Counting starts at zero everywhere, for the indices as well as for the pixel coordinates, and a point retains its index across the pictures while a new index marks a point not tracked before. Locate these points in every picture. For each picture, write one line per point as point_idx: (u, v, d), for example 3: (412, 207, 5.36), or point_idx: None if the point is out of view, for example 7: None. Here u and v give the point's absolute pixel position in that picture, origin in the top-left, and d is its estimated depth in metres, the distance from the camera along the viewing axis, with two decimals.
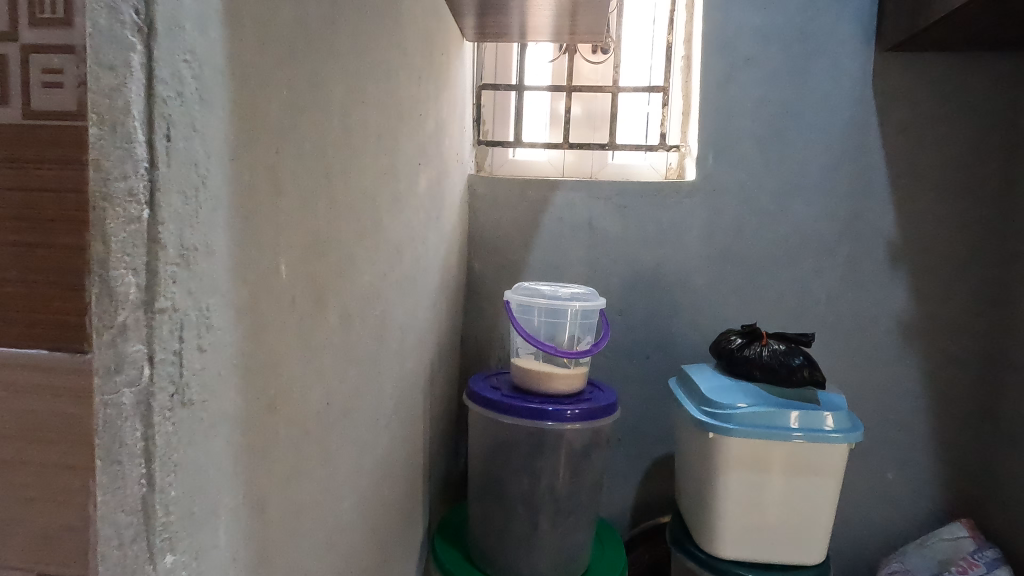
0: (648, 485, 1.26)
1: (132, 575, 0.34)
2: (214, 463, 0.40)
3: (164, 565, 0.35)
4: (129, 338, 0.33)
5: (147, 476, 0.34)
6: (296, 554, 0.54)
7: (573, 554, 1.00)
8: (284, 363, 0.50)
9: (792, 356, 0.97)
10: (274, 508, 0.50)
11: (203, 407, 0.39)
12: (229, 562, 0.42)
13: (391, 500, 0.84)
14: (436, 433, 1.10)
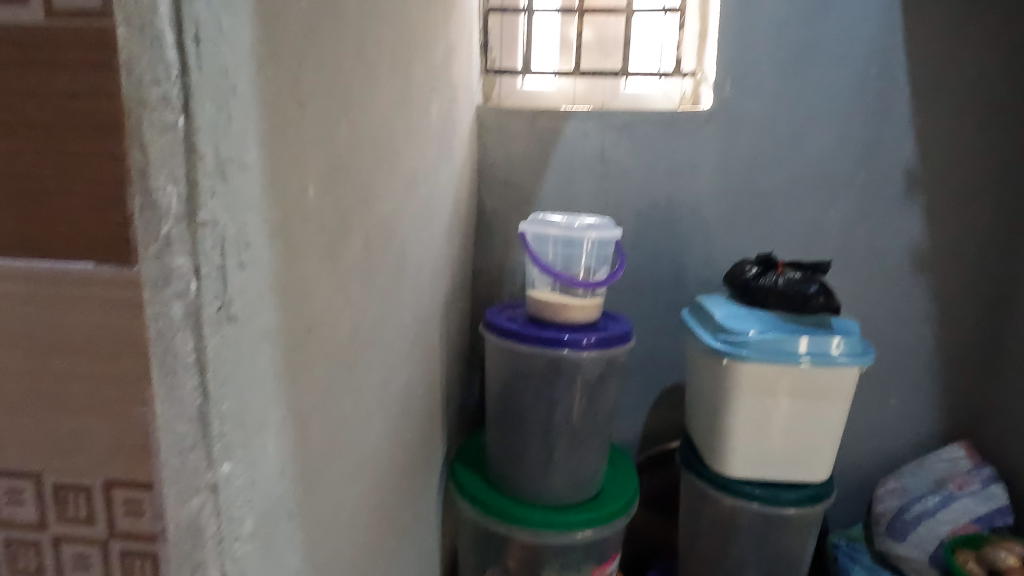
0: (658, 413, 1.30)
1: (193, 481, 0.35)
2: (260, 379, 0.41)
3: (222, 473, 0.36)
4: (174, 251, 0.33)
5: (201, 387, 0.34)
6: (335, 470, 0.56)
7: (588, 475, 1.04)
8: (316, 286, 0.50)
9: (809, 284, 0.97)
10: (315, 426, 0.51)
11: (248, 324, 0.39)
12: (279, 474, 0.44)
13: (415, 425, 0.86)
14: (452, 365, 1.12)
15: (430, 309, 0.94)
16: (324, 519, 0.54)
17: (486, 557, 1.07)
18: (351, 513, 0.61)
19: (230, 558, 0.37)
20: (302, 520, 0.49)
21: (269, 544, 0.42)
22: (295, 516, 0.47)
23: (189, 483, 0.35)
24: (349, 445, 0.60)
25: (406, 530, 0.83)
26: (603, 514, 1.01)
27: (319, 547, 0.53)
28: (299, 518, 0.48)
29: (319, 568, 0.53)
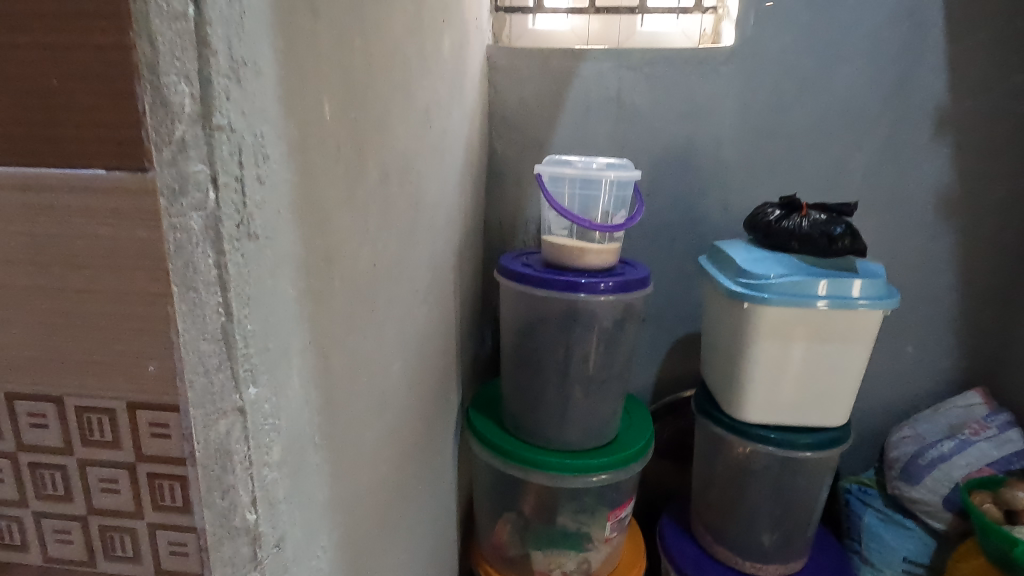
0: (672, 362, 1.30)
1: (220, 402, 0.34)
2: (284, 304, 0.39)
3: (249, 398, 0.34)
4: (190, 157, 0.30)
5: (224, 306, 0.32)
6: (358, 406, 0.55)
7: (605, 422, 1.04)
8: (334, 214, 0.48)
9: (834, 225, 0.95)
10: (337, 360, 0.50)
11: (268, 244, 0.37)
12: (305, 402, 0.43)
13: (431, 370, 0.86)
14: (466, 314, 1.10)
15: (444, 253, 0.92)
16: (348, 454, 0.53)
17: (502, 501, 1.08)
18: (374, 452, 0.61)
19: (261, 485, 0.36)
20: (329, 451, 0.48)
21: (298, 473, 0.42)
22: (321, 448, 0.46)
23: (215, 405, 0.34)
24: (371, 383, 0.59)
25: (425, 473, 0.84)
26: (619, 458, 1.01)
27: (345, 480, 0.52)
28: (325, 449, 0.47)
29: (346, 502, 0.52)
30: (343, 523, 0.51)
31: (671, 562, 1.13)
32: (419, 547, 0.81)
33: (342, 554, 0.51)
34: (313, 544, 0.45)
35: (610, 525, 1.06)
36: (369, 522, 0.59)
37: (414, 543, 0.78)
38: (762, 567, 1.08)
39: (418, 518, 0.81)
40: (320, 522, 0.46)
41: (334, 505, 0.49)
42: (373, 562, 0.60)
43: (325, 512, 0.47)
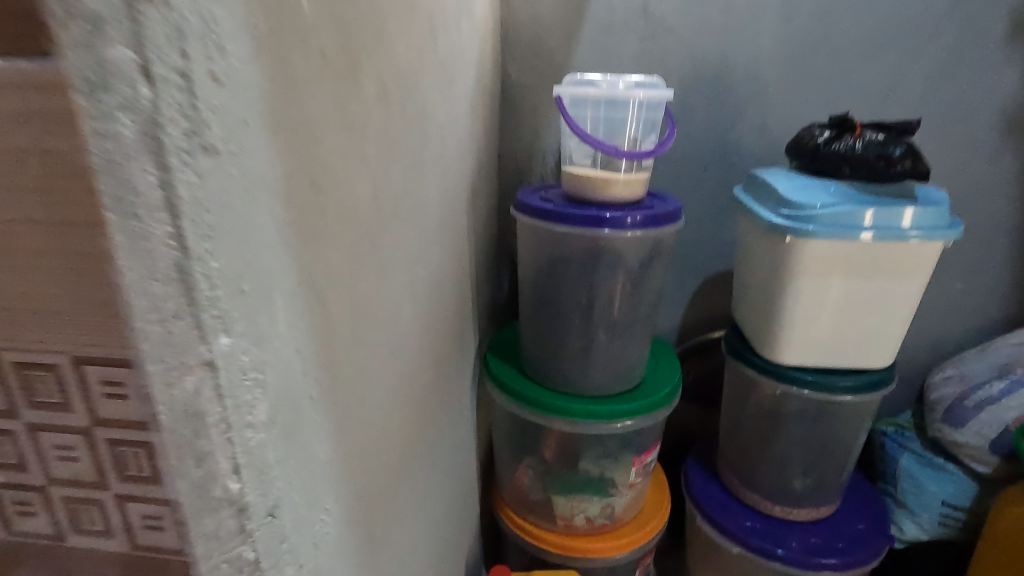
0: (700, 302, 1.22)
1: (184, 355, 0.28)
2: (258, 237, 0.32)
3: (220, 348, 0.29)
4: (109, 38, 0.23)
5: (175, 236, 0.26)
6: (363, 355, 0.50)
7: (631, 366, 0.99)
8: (323, 132, 0.41)
9: (892, 146, 0.84)
10: (336, 304, 0.43)
11: (234, 162, 0.30)
12: (295, 354, 0.37)
13: (446, 314, 0.80)
14: (482, 254, 1.03)
15: (456, 188, 0.84)
16: (353, 409, 0.47)
17: (523, 447, 1.05)
18: (384, 403, 0.56)
19: (245, 449, 0.31)
20: (330, 406, 0.43)
21: (293, 433, 0.36)
22: (320, 403, 0.41)
23: (180, 358, 0.28)
24: (378, 330, 0.53)
25: (442, 423, 0.80)
26: (646, 404, 0.96)
27: (352, 437, 0.47)
28: (325, 404, 0.42)
29: (354, 459, 0.48)
30: (352, 482, 0.47)
31: (697, 507, 1.10)
32: (439, 497, 0.78)
33: (353, 515, 0.47)
34: (317, 509, 0.40)
35: (634, 471, 1.03)
36: (383, 477, 0.55)
37: (433, 495, 0.75)
38: (793, 511, 1.04)
39: (437, 469, 0.77)
40: (324, 484, 0.41)
41: (340, 464, 0.45)
42: (389, 518, 0.57)
43: (329, 473, 0.42)
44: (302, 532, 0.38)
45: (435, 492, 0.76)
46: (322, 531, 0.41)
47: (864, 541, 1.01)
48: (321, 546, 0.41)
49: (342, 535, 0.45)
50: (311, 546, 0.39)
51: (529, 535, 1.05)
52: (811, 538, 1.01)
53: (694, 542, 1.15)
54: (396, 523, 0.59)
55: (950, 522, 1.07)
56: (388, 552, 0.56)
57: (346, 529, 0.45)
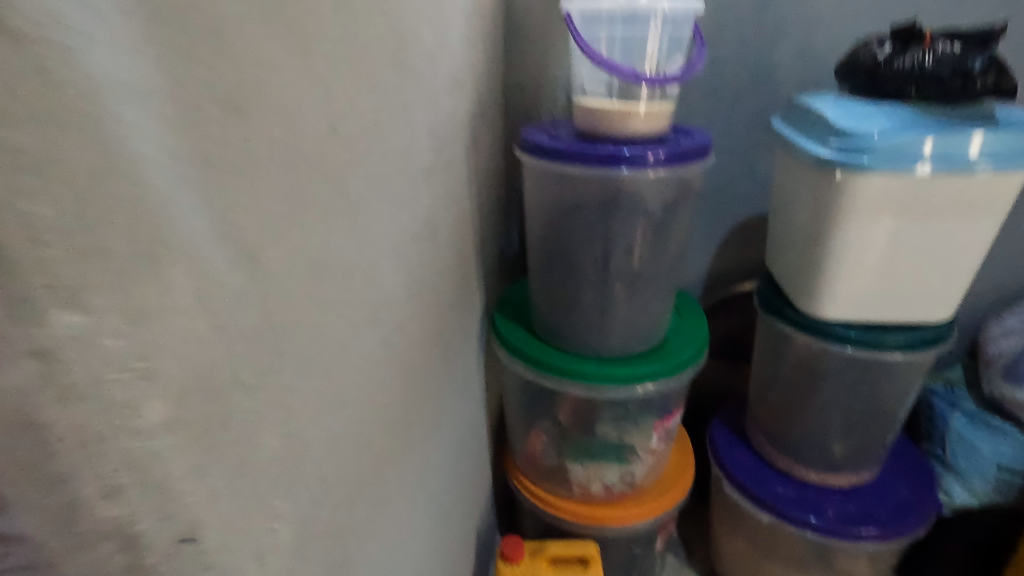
0: (729, 251, 1.11)
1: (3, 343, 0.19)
2: (140, 176, 0.23)
3: (63, 330, 0.20)
4: None
5: None
6: (328, 326, 0.41)
7: (652, 324, 0.90)
8: (260, 41, 0.30)
9: (971, 60, 0.70)
10: (283, 266, 0.34)
11: (89, 63, 0.20)
12: (213, 333, 0.28)
13: (443, 271, 0.71)
14: (486, 202, 0.93)
15: (451, 126, 0.73)
16: (317, 392, 0.39)
17: (536, 412, 0.98)
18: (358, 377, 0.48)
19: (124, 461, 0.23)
20: (278, 392, 0.34)
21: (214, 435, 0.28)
22: (263, 390, 0.33)
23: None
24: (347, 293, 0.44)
25: (442, 391, 0.72)
26: (670, 366, 0.88)
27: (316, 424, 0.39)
28: (270, 391, 0.34)
29: (320, 450, 0.40)
30: (316, 476, 0.39)
31: (724, 472, 1.02)
32: (440, 471, 0.71)
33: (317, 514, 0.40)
34: (262, 520, 0.32)
35: (655, 436, 0.96)
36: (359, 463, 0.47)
37: (431, 470, 0.68)
38: (829, 476, 0.97)
39: (437, 442, 0.70)
40: (273, 487, 0.34)
41: (299, 459, 0.37)
42: (371, 506, 0.49)
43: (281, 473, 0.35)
44: (238, 553, 0.30)
45: (433, 467, 0.69)
46: (272, 543, 0.34)
47: (907, 510, 0.93)
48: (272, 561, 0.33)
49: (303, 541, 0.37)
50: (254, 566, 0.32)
51: (542, 502, 0.99)
52: (848, 507, 0.94)
53: (718, 506, 1.09)
54: (382, 510, 0.52)
55: (1005, 488, 0.97)
56: (370, 543, 0.50)
57: (308, 532, 0.38)
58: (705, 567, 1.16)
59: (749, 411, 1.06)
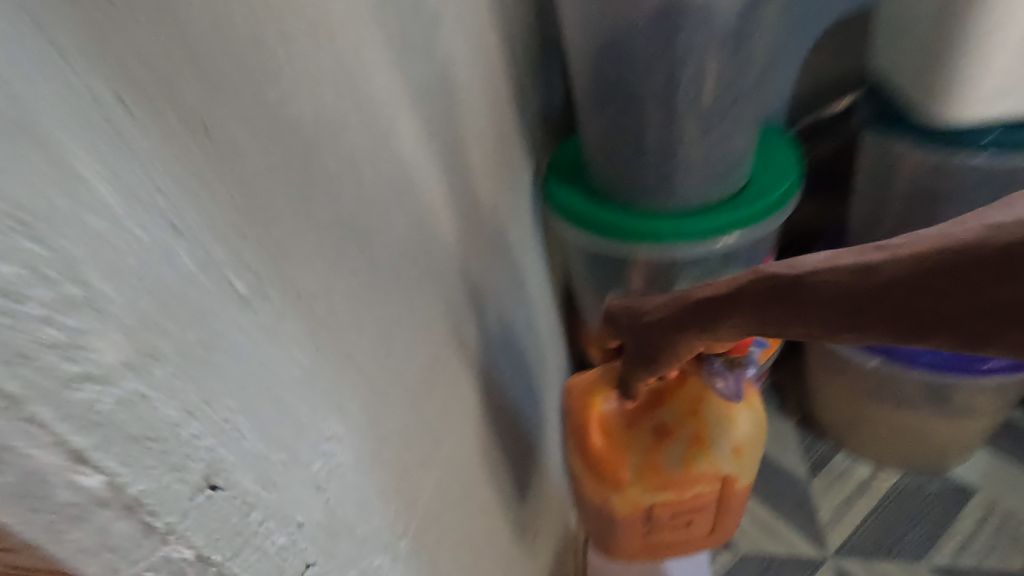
0: (825, 61, 0.87)
1: (29, 478, 0.17)
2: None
3: (75, 398, 0.17)
4: None
5: None
6: (321, 192, 0.30)
7: (731, 162, 0.75)
8: None
9: None
10: (259, 236, 0.25)
11: None
12: (227, 327, 0.23)
13: (492, 147, 0.59)
14: (518, 28, 0.73)
15: None
16: (339, 293, 0.31)
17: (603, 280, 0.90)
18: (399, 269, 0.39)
19: (197, 509, 0.21)
20: (265, 294, 0.26)
21: (271, 432, 0.25)
22: (289, 368, 0.27)
23: None
24: (340, 148, 0.32)
25: (506, 269, 0.61)
26: (753, 210, 0.75)
27: (343, 329, 0.32)
28: (258, 289, 0.25)
29: (354, 357, 0.33)
30: (363, 387, 0.33)
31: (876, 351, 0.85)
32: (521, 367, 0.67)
33: (367, 423, 0.33)
34: (285, 440, 0.26)
35: None
36: (421, 375, 0.41)
37: (505, 360, 0.60)
38: None
39: (509, 325, 0.61)
40: (291, 409, 0.27)
41: (324, 368, 0.30)
42: (437, 408, 0.43)
43: (304, 389, 0.28)
44: (253, 485, 0.24)
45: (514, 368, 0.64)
46: (309, 466, 0.28)
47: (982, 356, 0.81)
48: (309, 486, 0.27)
49: (350, 455, 0.31)
50: (280, 497, 0.25)
51: None
52: None
53: (813, 356, 1.01)
54: (459, 420, 0.48)
55: None
56: (456, 455, 0.47)
57: (354, 445, 0.32)
58: (801, 415, 1.10)
59: (854, 237, 0.88)
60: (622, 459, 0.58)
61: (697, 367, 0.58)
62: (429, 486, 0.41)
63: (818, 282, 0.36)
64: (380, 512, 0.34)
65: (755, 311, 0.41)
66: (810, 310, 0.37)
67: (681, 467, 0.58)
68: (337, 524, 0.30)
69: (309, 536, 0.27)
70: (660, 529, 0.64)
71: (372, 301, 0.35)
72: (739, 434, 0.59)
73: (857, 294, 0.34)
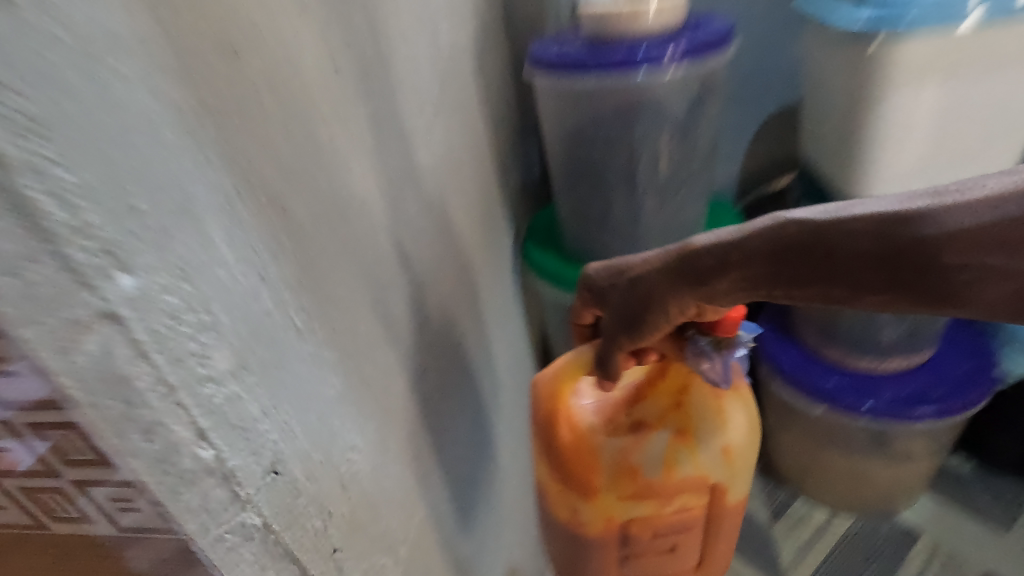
0: (765, 147, 1.01)
1: (170, 452, 0.24)
2: (43, 42, 0.19)
3: (204, 397, 0.25)
4: None
5: (97, 295, 0.21)
6: (352, 255, 0.39)
7: (685, 232, 0.86)
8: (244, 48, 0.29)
9: None
10: (311, 289, 0.34)
11: (135, 188, 0.22)
12: (290, 354, 0.31)
13: (475, 217, 0.69)
14: (500, 113, 0.84)
15: (457, 60, 0.68)
16: (362, 334, 0.39)
17: None
18: (402, 318, 0.47)
19: (266, 489, 0.28)
20: (315, 330, 0.34)
21: (315, 438, 0.33)
22: (328, 389, 0.34)
23: (141, 426, 0.23)
24: (361, 215, 0.41)
25: (481, 311, 0.70)
26: None
27: (363, 364, 0.39)
28: (310, 327, 0.33)
29: (371, 386, 0.40)
30: (376, 411, 0.41)
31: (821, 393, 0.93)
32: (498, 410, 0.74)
33: (378, 442, 0.40)
34: (324, 445, 0.33)
35: None
36: (418, 409, 0.48)
37: (478, 391, 0.68)
38: (878, 364, 0.94)
39: (481, 360, 0.70)
40: (329, 422, 0.34)
41: (351, 392, 0.37)
42: (428, 439, 0.50)
43: (337, 408, 0.35)
44: (303, 477, 0.31)
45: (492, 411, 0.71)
46: (339, 469, 0.35)
47: (921, 399, 0.90)
48: (339, 485, 0.34)
49: (366, 466, 0.38)
50: (320, 490, 0.32)
51: None
52: (904, 390, 0.91)
53: (769, 407, 1.10)
54: (445, 452, 0.55)
55: None
56: (442, 482, 0.53)
57: (370, 458, 0.39)
58: (761, 464, 1.18)
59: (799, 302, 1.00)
60: (592, 458, 0.52)
61: (676, 348, 0.51)
62: (421, 506, 0.48)
63: (841, 233, 0.35)
64: (385, 519, 0.40)
65: (768, 264, 0.40)
66: (826, 264, 0.36)
67: (661, 469, 0.52)
68: (355, 521, 0.36)
69: (337, 526, 0.34)
70: (638, 547, 0.56)
71: (383, 343, 0.43)
72: (731, 435, 0.53)
73: (891, 243, 0.33)
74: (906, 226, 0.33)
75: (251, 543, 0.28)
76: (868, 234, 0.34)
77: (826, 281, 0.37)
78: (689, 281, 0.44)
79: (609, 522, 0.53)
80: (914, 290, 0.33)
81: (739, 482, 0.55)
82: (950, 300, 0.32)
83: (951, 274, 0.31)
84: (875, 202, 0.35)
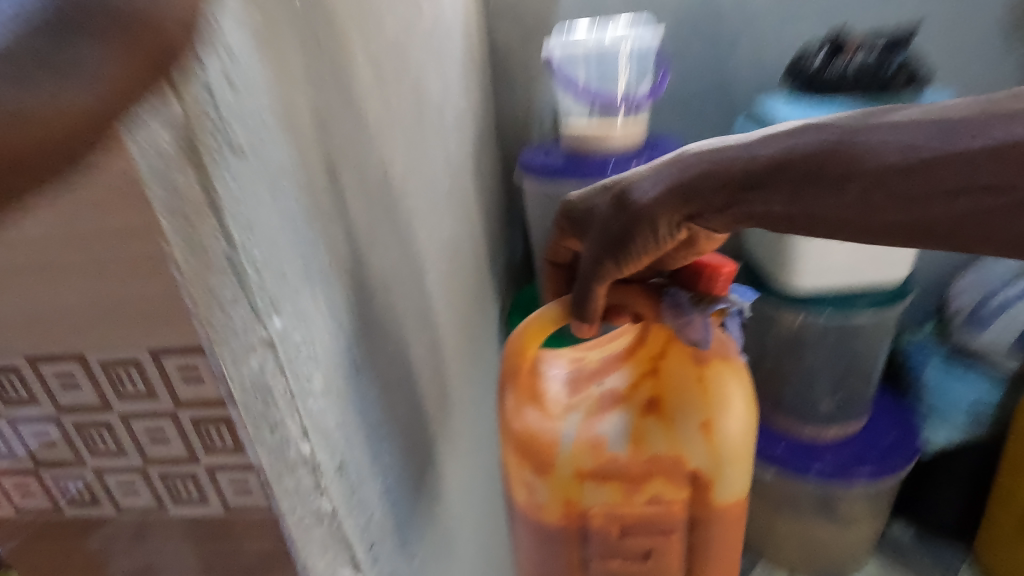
0: None
1: (283, 447, 0.34)
2: (257, 177, 0.31)
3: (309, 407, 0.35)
4: (201, 220, 0.28)
5: (264, 330, 0.32)
6: (389, 317, 0.50)
7: None
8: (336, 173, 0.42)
9: (890, 58, 0.87)
10: (363, 342, 0.45)
11: (284, 264, 0.34)
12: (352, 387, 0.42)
13: (466, 292, 0.81)
14: (492, 206, 0.99)
15: (460, 165, 0.82)
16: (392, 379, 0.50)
17: None
18: (416, 372, 0.58)
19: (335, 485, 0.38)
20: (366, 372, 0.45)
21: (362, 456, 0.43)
22: (370, 419, 0.45)
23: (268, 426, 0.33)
24: (392, 288, 0.53)
25: (468, 373, 0.81)
26: None
27: (392, 403, 0.50)
28: (364, 368, 0.44)
29: (396, 423, 0.50)
30: (398, 443, 0.51)
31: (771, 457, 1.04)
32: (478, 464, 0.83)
33: (398, 468, 0.50)
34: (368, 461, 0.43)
35: None
36: (423, 449, 0.58)
37: (462, 442, 0.78)
38: (823, 431, 1.06)
39: (467, 415, 0.80)
40: (372, 444, 0.44)
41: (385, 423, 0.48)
42: (429, 477, 0.60)
43: (376, 434, 0.46)
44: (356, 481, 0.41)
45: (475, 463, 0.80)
46: (375, 482, 0.45)
47: (858, 462, 1.01)
48: (374, 494, 0.44)
49: (390, 486, 0.48)
50: (365, 494, 0.42)
51: None
52: (843, 455, 1.03)
53: None
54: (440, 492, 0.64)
55: (980, 420, 1.06)
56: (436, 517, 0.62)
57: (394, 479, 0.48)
58: None
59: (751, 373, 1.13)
60: (551, 434, 0.57)
61: (649, 304, 0.57)
62: (422, 532, 0.56)
63: (871, 147, 0.39)
64: (398, 534, 0.50)
65: (781, 171, 0.43)
66: (845, 173, 0.40)
67: (625, 444, 0.56)
68: (382, 527, 0.46)
69: (372, 527, 0.43)
70: (615, 527, 0.60)
71: (404, 389, 0.54)
72: (711, 410, 0.56)
73: (925, 162, 0.37)
74: (946, 145, 0.36)
75: (322, 525, 0.37)
76: (902, 150, 0.38)
77: (844, 202, 0.41)
78: (686, 200, 0.48)
79: (576, 494, 0.58)
80: (936, 215, 0.38)
81: (717, 459, 0.57)
82: (963, 222, 0.37)
83: (975, 198, 0.36)
84: (902, 112, 0.39)
